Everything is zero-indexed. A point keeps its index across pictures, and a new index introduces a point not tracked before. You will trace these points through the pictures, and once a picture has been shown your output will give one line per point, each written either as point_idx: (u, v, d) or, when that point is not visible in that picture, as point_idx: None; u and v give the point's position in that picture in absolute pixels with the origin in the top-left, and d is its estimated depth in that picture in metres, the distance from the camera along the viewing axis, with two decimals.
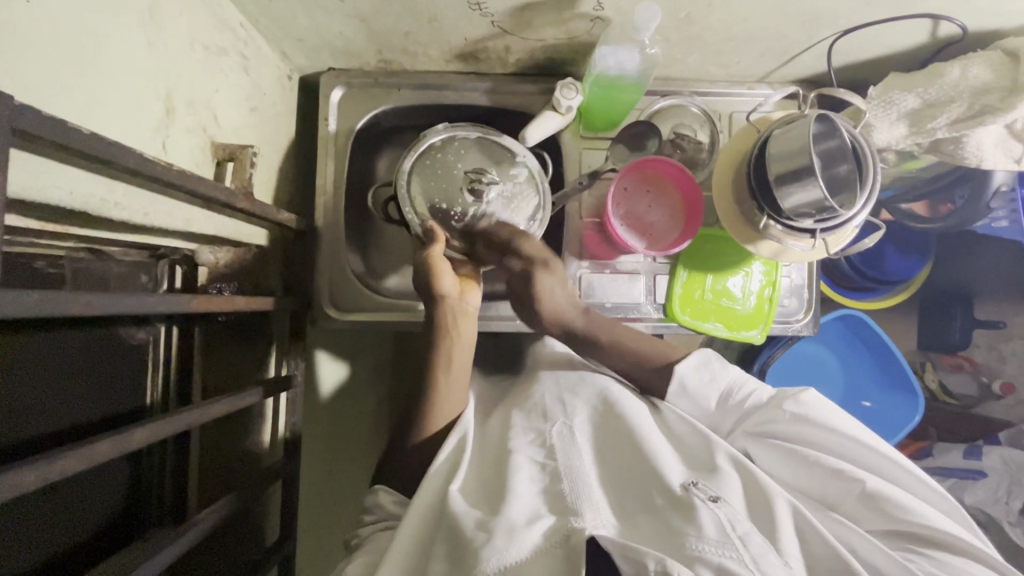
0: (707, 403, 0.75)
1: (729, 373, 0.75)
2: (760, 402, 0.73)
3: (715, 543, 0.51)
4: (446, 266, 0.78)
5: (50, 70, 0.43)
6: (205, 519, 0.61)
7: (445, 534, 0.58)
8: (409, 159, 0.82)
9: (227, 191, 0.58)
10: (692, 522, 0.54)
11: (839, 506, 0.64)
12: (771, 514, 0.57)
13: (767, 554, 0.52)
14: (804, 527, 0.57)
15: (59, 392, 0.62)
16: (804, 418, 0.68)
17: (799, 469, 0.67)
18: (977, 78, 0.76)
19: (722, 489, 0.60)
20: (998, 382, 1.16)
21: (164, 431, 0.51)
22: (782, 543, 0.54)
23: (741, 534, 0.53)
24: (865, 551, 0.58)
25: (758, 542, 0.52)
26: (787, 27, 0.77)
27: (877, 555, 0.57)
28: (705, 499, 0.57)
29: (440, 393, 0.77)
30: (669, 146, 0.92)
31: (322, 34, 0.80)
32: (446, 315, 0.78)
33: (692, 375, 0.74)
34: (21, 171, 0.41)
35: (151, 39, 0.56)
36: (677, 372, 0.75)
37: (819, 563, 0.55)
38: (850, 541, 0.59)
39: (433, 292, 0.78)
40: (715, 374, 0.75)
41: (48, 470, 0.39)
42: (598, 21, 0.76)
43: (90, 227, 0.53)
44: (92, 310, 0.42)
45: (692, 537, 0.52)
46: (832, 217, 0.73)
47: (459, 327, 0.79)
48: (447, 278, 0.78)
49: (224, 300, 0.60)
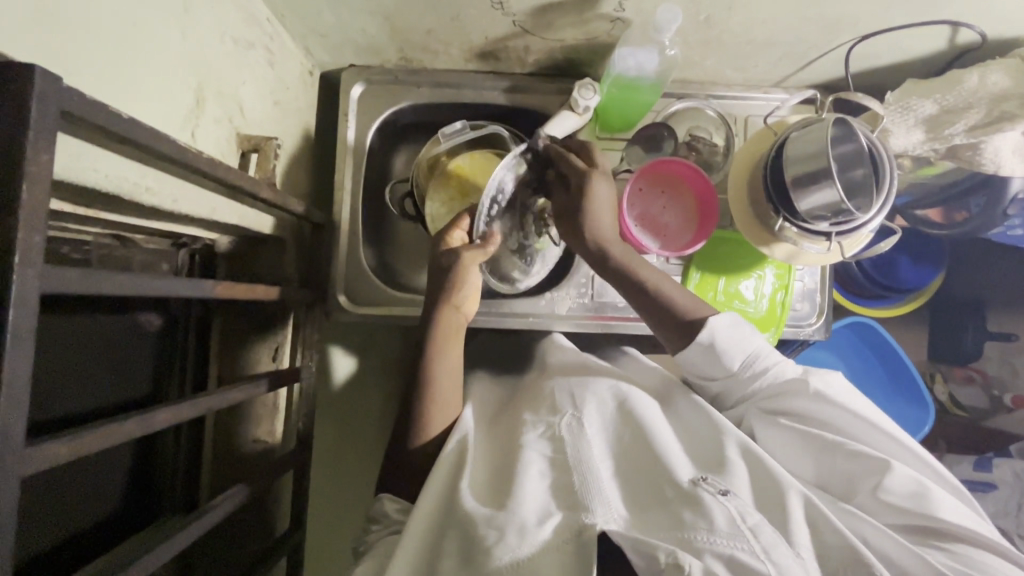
0: (731, 365, 0.73)
1: (757, 340, 0.74)
2: (783, 376, 0.73)
3: (726, 535, 0.52)
4: (474, 281, 0.79)
5: (89, 59, 0.44)
6: (222, 504, 0.62)
7: (458, 529, 0.59)
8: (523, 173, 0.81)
9: (253, 181, 0.59)
10: (702, 514, 0.54)
11: (854, 496, 0.65)
12: (782, 509, 0.58)
13: (778, 545, 0.52)
14: (817, 518, 0.57)
15: (84, 376, 0.63)
16: (822, 398, 0.69)
17: (817, 456, 0.68)
18: (996, 84, 0.76)
19: (732, 483, 0.60)
20: (1008, 395, 1.18)
21: (186, 414, 0.52)
22: (794, 536, 0.55)
23: (751, 526, 0.53)
24: (878, 541, 0.58)
25: (769, 533, 0.53)
26: (806, 32, 0.78)
27: (890, 546, 0.57)
28: (714, 494, 0.57)
29: (436, 401, 0.76)
30: (684, 148, 0.92)
31: (346, 30, 0.81)
32: (443, 326, 0.79)
33: (724, 334, 0.73)
34: (64, 154, 0.42)
35: (184, 31, 0.57)
36: (710, 326, 0.73)
37: (832, 552, 0.54)
38: (862, 532, 0.59)
39: (450, 304, 0.80)
40: (743, 338, 0.73)
41: (78, 445, 0.40)
42: (619, 22, 0.77)
43: (119, 213, 0.54)
44: (125, 291, 0.43)
45: (701, 529, 0.53)
46: (848, 221, 0.74)
47: (455, 332, 0.80)
48: (471, 288, 0.80)
49: (245, 288, 0.61)
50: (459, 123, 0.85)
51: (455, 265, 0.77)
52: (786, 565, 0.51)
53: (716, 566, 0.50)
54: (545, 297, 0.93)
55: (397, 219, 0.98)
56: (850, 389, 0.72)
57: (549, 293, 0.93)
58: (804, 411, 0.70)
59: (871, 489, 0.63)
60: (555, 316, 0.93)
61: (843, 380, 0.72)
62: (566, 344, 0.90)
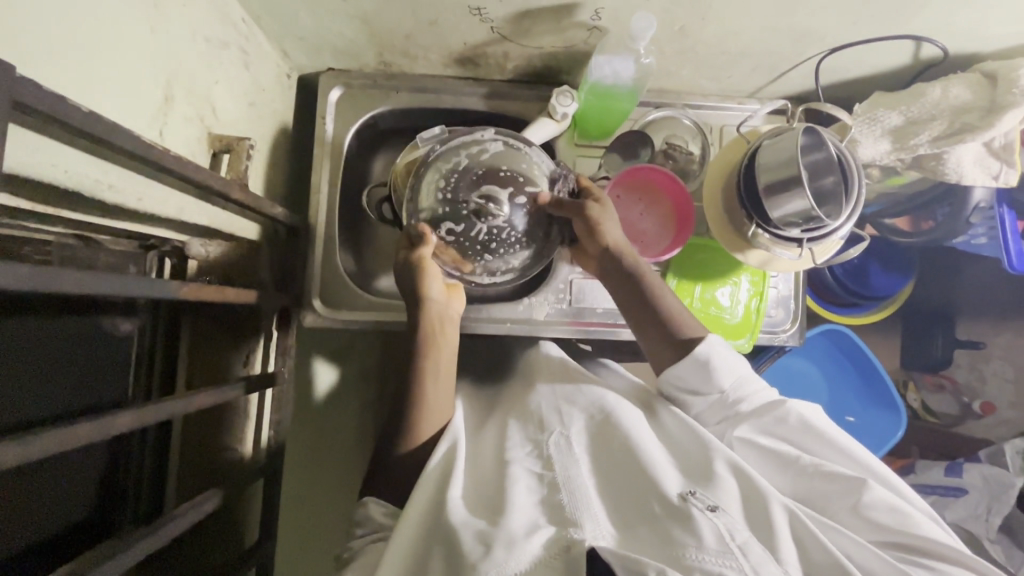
0: (720, 384, 0.73)
1: (741, 365, 0.75)
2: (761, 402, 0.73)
3: (715, 553, 0.53)
4: (434, 270, 0.80)
5: (50, 52, 0.44)
6: (185, 512, 0.61)
7: (443, 548, 0.59)
8: (457, 163, 0.81)
9: (222, 180, 0.58)
10: (691, 532, 0.55)
11: (832, 517, 0.66)
12: (769, 524, 0.59)
13: (766, 562, 0.53)
14: (803, 533, 0.59)
15: (27, 380, 0.59)
16: (800, 425, 0.70)
17: (795, 477, 0.69)
18: (957, 97, 0.78)
19: (720, 498, 0.61)
20: (977, 402, 1.23)
21: (145, 419, 0.51)
22: (782, 554, 0.56)
23: (740, 543, 0.54)
24: (862, 558, 0.60)
25: (757, 551, 0.54)
26: (777, 44, 0.80)
27: (874, 562, 0.59)
28: (704, 509, 0.58)
29: (428, 401, 0.76)
30: (661, 156, 0.93)
31: (323, 33, 0.81)
32: (431, 322, 0.79)
33: (717, 351, 0.73)
34: (16, 148, 0.42)
35: (153, 28, 0.56)
36: (707, 341, 0.74)
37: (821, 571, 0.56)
38: (846, 547, 0.61)
39: (419, 295, 0.79)
40: (731, 360, 0.74)
41: (27, 449, 0.39)
42: (595, 30, 0.78)
43: (82, 212, 0.53)
44: (83, 290, 0.42)
45: (690, 547, 0.54)
46: (819, 227, 0.75)
47: (440, 333, 0.80)
48: (434, 282, 0.80)
49: (212, 289, 0.60)
50: (439, 129, 0.84)
51: (411, 262, 0.80)
52: None
53: None
54: (523, 302, 0.92)
55: (375, 224, 0.97)
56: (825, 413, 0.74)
57: (528, 298, 0.92)
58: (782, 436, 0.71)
59: (848, 508, 0.65)
60: (534, 322, 0.92)
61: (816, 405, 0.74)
62: (554, 352, 0.90)
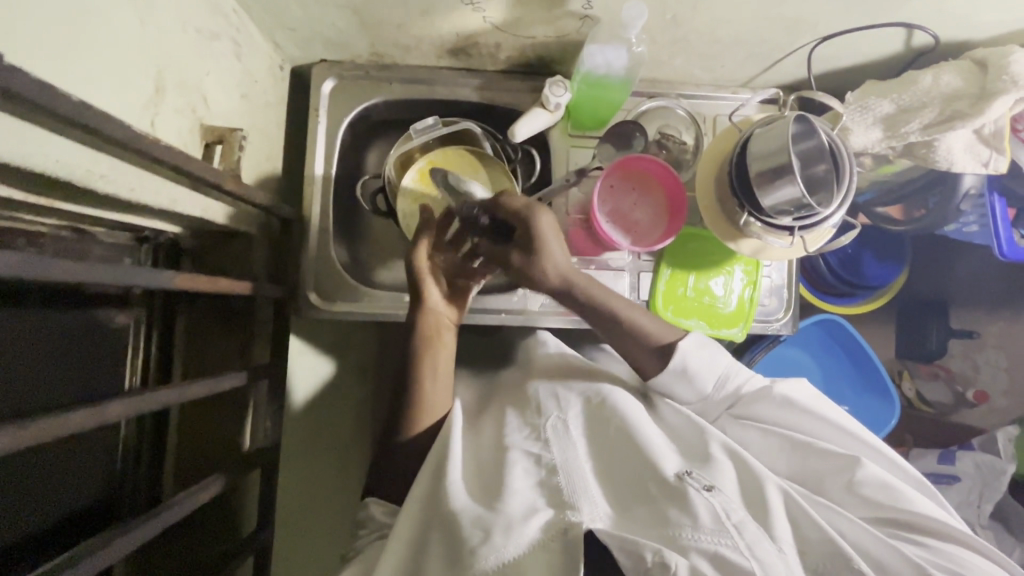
0: (704, 388, 0.74)
1: (727, 360, 0.75)
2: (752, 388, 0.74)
3: (711, 532, 0.54)
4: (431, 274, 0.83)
5: (40, 41, 0.44)
6: (185, 500, 0.61)
7: (441, 533, 0.60)
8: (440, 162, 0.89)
9: (216, 171, 0.59)
10: (687, 512, 0.56)
11: (825, 494, 0.67)
12: (763, 504, 0.60)
13: (760, 540, 0.54)
14: (797, 514, 0.59)
15: (18, 370, 0.61)
16: (793, 403, 0.71)
17: (790, 455, 0.70)
18: (948, 85, 0.79)
19: (716, 478, 0.62)
20: (971, 391, 1.24)
21: (141, 408, 0.51)
22: (776, 531, 0.57)
23: (735, 522, 0.55)
24: (852, 534, 0.60)
25: (752, 530, 0.55)
26: (768, 32, 0.80)
27: (866, 538, 0.59)
28: (700, 489, 0.59)
29: (427, 392, 0.78)
30: (654, 146, 0.94)
31: (315, 24, 0.81)
32: (428, 323, 0.81)
33: (694, 356, 0.74)
34: (6, 135, 0.42)
35: (144, 18, 0.57)
36: (678, 350, 0.74)
37: (813, 550, 0.56)
38: (839, 525, 0.62)
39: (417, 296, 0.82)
40: (713, 357, 0.75)
41: (21, 437, 0.39)
42: (587, 19, 0.78)
43: (75, 203, 0.54)
44: (75, 278, 0.42)
45: (686, 527, 0.54)
46: (810, 216, 0.76)
47: (438, 334, 0.82)
48: (432, 287, 0.83)
49: (211, 281, 0.60)
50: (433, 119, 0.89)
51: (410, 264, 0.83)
52: (768, 561, 0.52)
53: (700, 563, 0.51)
54: (518, 292, 0.93)
55: (371, 216, 0.98)
56: (816, 391, 0.74)
57: (522, 289, 0.92)
58: (777, 415, 0.72)
59: (842, 485, 0.66)
60: (529, 312, 0.92)
61: (811, 384, 0.74)
62: (549, 340, 0.90)
